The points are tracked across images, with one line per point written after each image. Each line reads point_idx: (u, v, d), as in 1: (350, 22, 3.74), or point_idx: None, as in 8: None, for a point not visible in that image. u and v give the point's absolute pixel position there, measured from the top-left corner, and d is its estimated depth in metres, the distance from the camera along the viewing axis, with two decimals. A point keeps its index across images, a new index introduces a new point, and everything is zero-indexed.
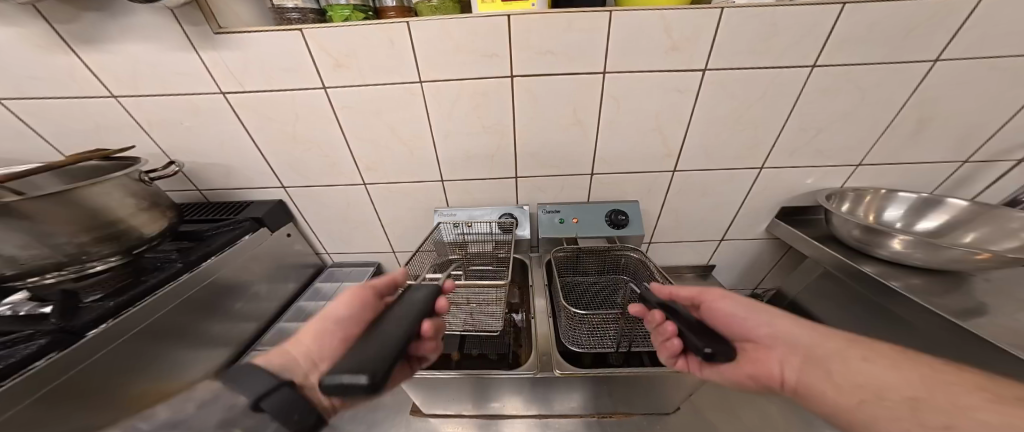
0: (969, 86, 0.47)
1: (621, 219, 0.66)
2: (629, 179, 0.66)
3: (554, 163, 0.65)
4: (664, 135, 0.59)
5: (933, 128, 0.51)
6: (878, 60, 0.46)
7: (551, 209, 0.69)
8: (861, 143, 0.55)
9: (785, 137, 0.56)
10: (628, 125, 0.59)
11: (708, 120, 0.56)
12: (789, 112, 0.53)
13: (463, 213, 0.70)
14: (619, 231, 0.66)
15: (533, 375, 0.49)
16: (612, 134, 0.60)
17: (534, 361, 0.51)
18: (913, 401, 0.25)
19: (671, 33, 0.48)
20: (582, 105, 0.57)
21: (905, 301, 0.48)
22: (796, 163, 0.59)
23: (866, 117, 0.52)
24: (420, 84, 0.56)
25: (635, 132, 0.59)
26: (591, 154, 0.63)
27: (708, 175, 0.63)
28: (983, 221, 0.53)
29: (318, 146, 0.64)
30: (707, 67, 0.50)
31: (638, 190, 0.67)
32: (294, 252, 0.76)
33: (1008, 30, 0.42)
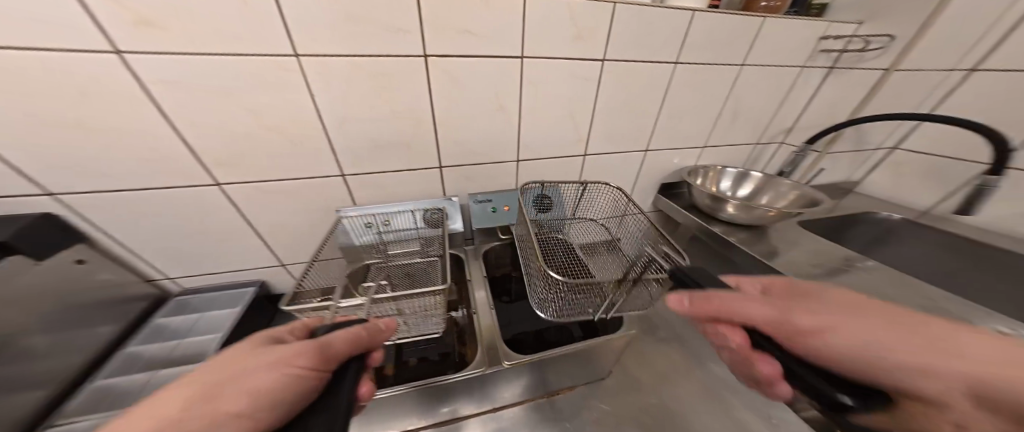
0: (759, 88, 0.68)
1: (547, 202, 0.69)
2: (550, 164, 0.69)
3: (477, 151, 0.62)
4: (576, 121, 0.64)
5: (742, 119, 0.73)
6: (712, 62, 0.62)
7: (482, 198, 0.66)
8: (706, 129, 0.73)
9: (661, 124, 0.69)
10: (544, 113, 0.61)
11: (608, 108, 0.64)
12: (662, 103, 0.66)
13: (378, 212, 0.60)
14: (545, 215, 0.70)
15: (483, 372, 0.46)
16: (533, 120, 0.62)
17: (482, 356, 0.48)
18: None
19: (577, 25, 0.53)
20: (502, 91, 0.57)
21: (739, 251, 0.64)
22: (668, 146, 0.74)
23: (706, 110, 0.69)
24: (296, 58, 0.44)
25: (552, 118, 0.63)
26: (514, 140, 0.63)
27: (611, 158, 0.72)
28: (768, 187, 0.77)
29: (123, 131, 0.42)
30: (605, 58, 0.57)
31: (557, 175, 0.72)
32: (100, 284, 0.51)
33: (776, 50, 0.63)
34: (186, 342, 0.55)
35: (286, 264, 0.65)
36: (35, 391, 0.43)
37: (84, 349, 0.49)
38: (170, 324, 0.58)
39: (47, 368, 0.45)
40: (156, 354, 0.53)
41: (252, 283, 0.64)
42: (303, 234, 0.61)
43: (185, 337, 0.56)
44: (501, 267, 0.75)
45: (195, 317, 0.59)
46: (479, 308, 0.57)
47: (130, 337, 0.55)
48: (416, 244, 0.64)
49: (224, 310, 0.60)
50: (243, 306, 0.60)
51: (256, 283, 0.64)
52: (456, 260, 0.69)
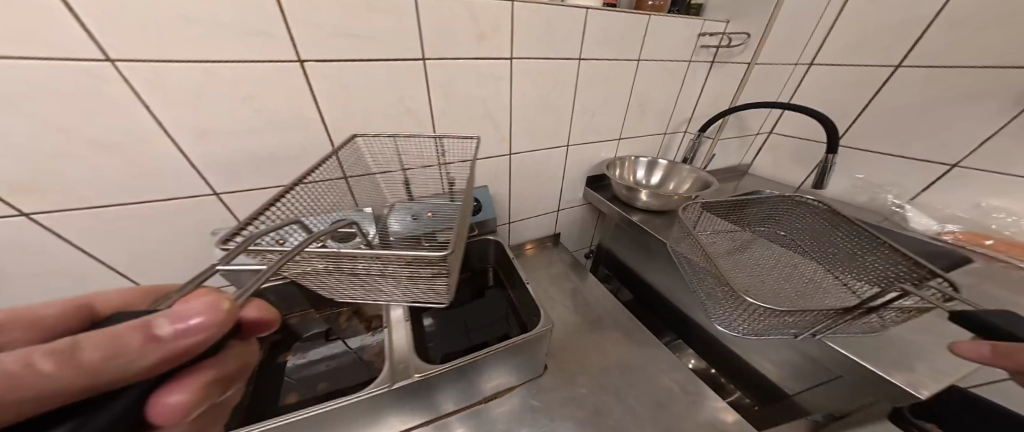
0: (659, 82, 0.74)
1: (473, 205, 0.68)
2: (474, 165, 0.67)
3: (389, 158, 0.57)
4: (494, 121, 0.63)
5: (650, 110, 0.79)
6: (614, 58, 0.66)
7: None
8: (619, 122, 0.77)
9: (577, 119, 0.72)
10: (453, 115, 0.58)
11: (524, 106, 0.64)
12: (574, 98, 0.68)
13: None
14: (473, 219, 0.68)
15: (387, 389, 0.42)
16: (447, 124, 0.59)
17: (386, 373, 0.44)
18: None
19: (478, 25, 0.51)
20: (407, 94, 0.53)
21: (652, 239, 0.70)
22: (588, 140, 0.77)
23: (617, 104, 0.73)
24: (114, 64, 0.35)
25: (467, 120, 0.60)
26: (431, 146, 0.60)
27: (535, 155, 0.73)
28: (672, 174, 0.83)
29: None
30: (512, 56, 0.57)
31: (484, 176, 0.70)
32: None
33: (667, 46, 0.68)
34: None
35: None
36: None
37: None
38: None
39: None
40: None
41: None
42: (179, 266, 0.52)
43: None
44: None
45: None
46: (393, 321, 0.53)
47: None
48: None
49: None
50: None
51: None
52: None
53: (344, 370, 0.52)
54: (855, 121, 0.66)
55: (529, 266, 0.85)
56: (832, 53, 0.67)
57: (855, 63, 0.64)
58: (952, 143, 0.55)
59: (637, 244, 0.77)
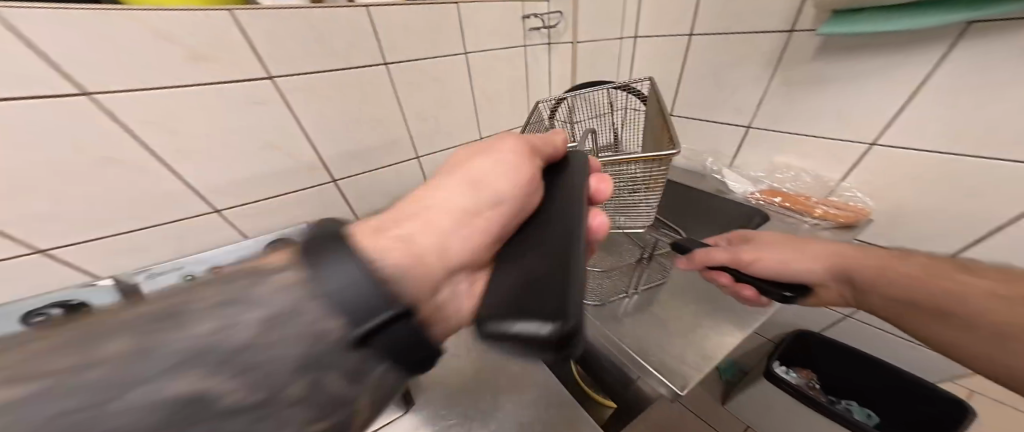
0: (494, 72, 0.66)
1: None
2: (279, 206, 0.49)
3: (103, 220, 0.38)
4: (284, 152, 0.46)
5: (499, 101, 0.71)
6: (429, 55, 0.55)
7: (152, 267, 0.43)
8: (470, 121, 0.68)
9: (413, 128, 0.59)
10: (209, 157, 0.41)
11: (322, 128, 0.47)
12: (398, 103, 0.54)
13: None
14: None
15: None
16: (199, 164, 0.40)
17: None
18: (999, 296, 0.25)
19: (184, 42, 0.34)
20: (105, 143, 0.35)
21: None
22: (439, 147, 0.65)
23: (458, 102, 0.64)
24: None
25: (234, 154, 0.42)
26: (182, 196, 0.41)
27: (374, 178, 0.58)
28: None
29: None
30: (273, 75, 0.40)
31: (305, 212, 0.52)
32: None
33: (488, 31, 0.61)
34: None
35: None
36: None
37: None
38: None
39: None
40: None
41: None
42: None
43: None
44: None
45: None
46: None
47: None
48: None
49: None
50: None
51: None
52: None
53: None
54: (676, 96, 0.68)
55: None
56: (647, 27, 0.68)
57: (665, 34, 0.65)
58: (742, 106, 0.57)
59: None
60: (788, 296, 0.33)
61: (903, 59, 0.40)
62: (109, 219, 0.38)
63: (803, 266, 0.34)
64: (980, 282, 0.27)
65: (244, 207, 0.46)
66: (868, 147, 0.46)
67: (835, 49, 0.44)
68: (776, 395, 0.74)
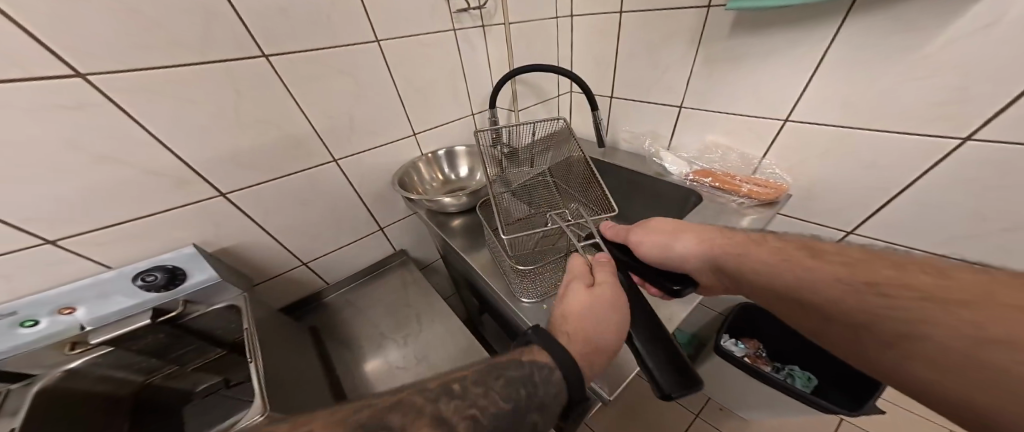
0: (418, 61, 0.59)
1: (151, 277, 0.42)
2: (151, 229, 0.42)
3: None
4: (141, 167, 0.38)
5: (431, 92, 0.64)
6: (327, 44, 0.48)
7: None
8: (396, 116, 0.61)
9: (321, 128, 0.52)
10: (16, 182, 0.32)
11: (187, 132, 0.40)
12: (294, 101, 0.47)
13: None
14: (174, 294, 0.44)
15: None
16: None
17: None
18: (876, 286, 0.21)
19: None
20: None
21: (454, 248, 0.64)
22: (361, 147, 0.59)
23: (378, 97, 0.57)
24: None
25: (56, 176, 0.34)
26: None
27: (279, 187, 0.51)
28: (472, 159, 0.73)
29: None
30: (84, 73, 0.32)
31: (191, 233, 0.45)
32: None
33: (403, 15, 0.54)
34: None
35: None
36: None
37: None
38: None
39: None
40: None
41: None
42: None
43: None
44: (162, 369, 0.51)
45: None
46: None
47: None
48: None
49: None
50: None
51: None
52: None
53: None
54: (615, 79, 0.65)
55: (329, 314, 0.70)
56: (581, 6, 0.64)
57: (596, 12, 0.61)
58: (673, 87, 0.56)
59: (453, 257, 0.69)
60: (677, 290, 0.33)
61: (806, 32, 0.39)
62: None
63: (678, 255, 0.34)
64: (818, 268, 0.25)
65: (95, 235, 0.38)
66: (782, 123, 0.46)
67: (747, 25, 0.43)
68: (724, 366, 0.77)
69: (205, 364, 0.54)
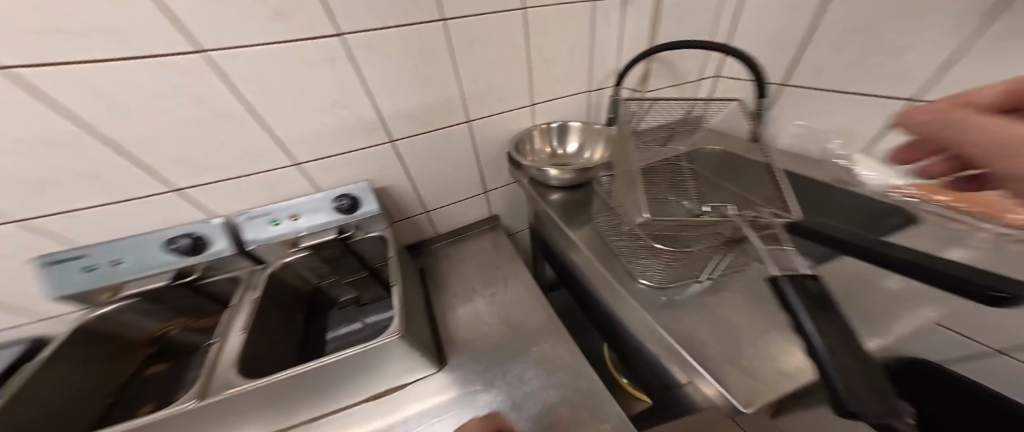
0: (556, 31, 0.58)
1: (344, 202, 0.54)
2: (341, 161, 0.53)
3: (212, 166, 0.46)
4: (354, 111, 0.49)
5: (561, 64, 0.63)
6: (487, 10, 0.50)
7: (254, 213, 0.51)
8: (525, 86, 0.63)
9: (467, 92, 0.57)
10: (288, 113, 0.46)
11: (384, 87, 0.49)
12: (454, 65, 0.53)
13: (99, 249, 0.46)
14: (352, 217, 0.55)
15: (196, 405, 0.37)
16: (276, 119, 0.46)
17: (204, 383, 0.38)
18: None
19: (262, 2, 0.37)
20: (205, 100, 0.41)
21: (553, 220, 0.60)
22: (491, 113, 0.63)
23: (516, 64, 0.59)
24: None
25: (303, 112, 0.46)
26: (267, 146, 0.47)
27: (425, 142, 0.59)
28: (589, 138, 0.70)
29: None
30: (341, 33, 0.42)
31: (366, 169, 0.56)
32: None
33: None
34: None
35: (37, 319, 0.53)
36: None
37: None
38: None
39: None
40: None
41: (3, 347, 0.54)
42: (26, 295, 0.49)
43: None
44: (325, 276, 0.64)
45: None
46: (234, 320, 0.47)
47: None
48: (172, 277, 0.50)
49: None
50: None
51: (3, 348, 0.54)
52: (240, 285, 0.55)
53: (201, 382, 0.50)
54: (804, 55, 0.52)
55: (433, 259, 0.79)
56: None
57: None
58: (910, 72, 0.40)
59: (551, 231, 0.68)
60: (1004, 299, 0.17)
61: None
62: (227, 164, 0.47)
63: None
64: None
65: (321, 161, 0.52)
66: None
67: None
68: None
69: (354, 280, 0.66)
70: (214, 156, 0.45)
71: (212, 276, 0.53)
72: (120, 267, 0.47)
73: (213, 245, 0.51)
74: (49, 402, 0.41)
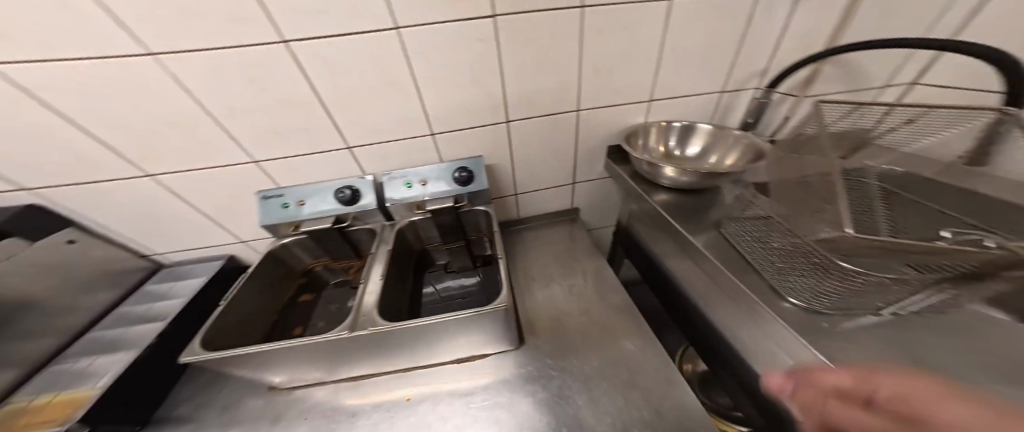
0: (698, 23, 0.54)
1: (463, 175, 0.68)
2: (469, 133, 0.69)
3: (385, 122, 0.62)
4: (483, 86, 0.62)
5: (696, 61, 0.59)
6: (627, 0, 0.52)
7: (394, 174, 0.67)
8: (648, 81, 0.62)
9: (586, 80, 0.62)
10: (445, 83, 0.60)
11: (516, 70, 0.60)
12: (579, 52, 0.58)
13: (294, 191, 0.62)
14: (466, 188, 0.69)
15: (347, 334, 0.46)
16: (434, 90, 0.60)
17: (354, 318, 0.48)
18: None
19: None
20: (397, 75, 0.57)
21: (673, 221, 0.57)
22: (603, 104, 0.66)
23: (644, 56, 0.58)
24: (157, 57, 0.44)
25: (454, 87, 0.61)
26: (422, 113, 0.63)
27: (536, 122, 0.68)
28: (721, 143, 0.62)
29: (37, 135, 0.49)
30: (496, 14, 0.53)
31: (480, 146, 0.71)
32: (94, 259, 0.64)
33: None
34: (159, 303, 0.66)
35: (246, 241, 0.74)
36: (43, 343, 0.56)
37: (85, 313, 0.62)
38: (156, 289, 0.71)
39: (54, 327, 0.58)
40: (137, 312, 0.65)
41: (221, 258, 0.77)
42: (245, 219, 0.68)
43: (161, 299, 0.67)
44: (432, 241, 0.75)
45: (173, 283, 0.72)
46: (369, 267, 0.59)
47: (128, 299, 0.69)
48: (333, 220, 0.63)
49: (199, 275, 0.72)
50: (209, 276, 0.71)
51: (223, 258, 0.76)
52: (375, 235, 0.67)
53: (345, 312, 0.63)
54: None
55: (517, 243, 0.85)
56: None
57: None
58: None
59: (653, 229, 0.66)
60: None
61: None
62: (393, 127, 0.63)
63: None
64: None
65: (451, 133, 0.68)
66: None
67: None
68: None
69: (451, 248, 0.76)
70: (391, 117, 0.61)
71: (359, 224, 0.66)
72: (303, 207, 0.62)
73: (364, 196, 0.64)
74: (243, 315, 0.55)
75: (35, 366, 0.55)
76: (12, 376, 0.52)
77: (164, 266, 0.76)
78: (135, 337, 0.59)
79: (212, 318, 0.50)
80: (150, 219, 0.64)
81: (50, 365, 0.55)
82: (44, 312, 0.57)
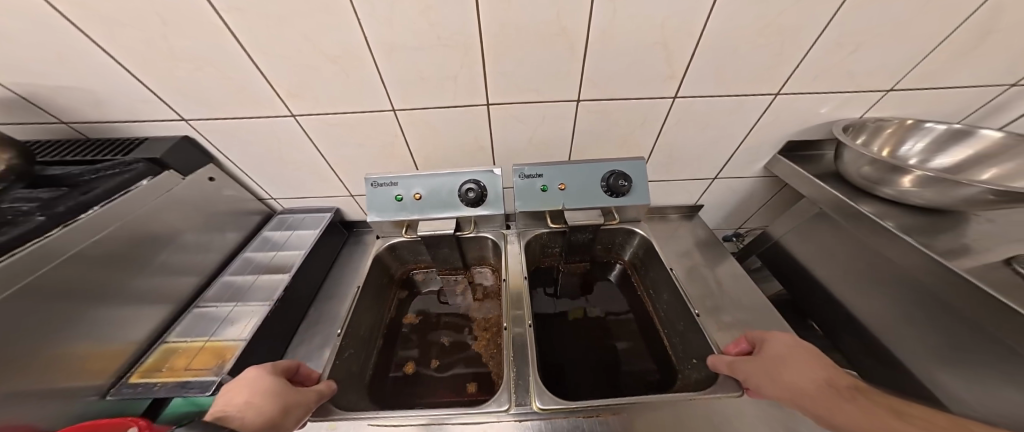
0: None
1: (621, 185, 0.59)
2: (622, 106, 0.56)
3: (534, 86, 0.52)
4: (669, 52, 0.48)
5: (994, 42, 0.44)
6: None
7: (529, 172, 0.59)
8: (901, 65, 0.48)
9: (815, 54, 0.47)
10: (623, 48, 0.47)
11: (723, 34, 0.45)
12: (833, 16, 0.43)
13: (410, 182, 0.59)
14: (617, 200, 0.60)
15: (505, 412, 0.43)
16: (605, 51, 0.48)
17: (509, 391, 0.45)
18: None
19: None
20: (574, 18, 0.44)
21: (898, 244, 0.49)
22: (815, 89, 0.52)
23: (922, 28, 0.44)
24: None
25: (633, 49, 0.47)
26: (579, 75, 0.51)
27: (712, 102, 0.55)
28: (1013, 155, 0.51)
29: (195, 61, 0.45)
30: None
31: (629, 120, 0.58)
32: (226, 199, 0.67)
33: None
34: (279, 254, 0.70)
35: (354, 195, 0.74)
36: (192, 277, 0.61)
37: (220, 248, 0.66)
38: (273, 237, 0.75)
39: (198, 261, 0.62)
40: (260, 262, 0.69)
41: (328, 210, 0.79)
42: (365, 170, 0.66)
43: (279, 251, 0.72)
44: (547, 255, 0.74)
45: (289, 233, 0.76)
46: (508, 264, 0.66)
47: (248, 243, 0.73)
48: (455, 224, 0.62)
49: (311, 228, 0.76)
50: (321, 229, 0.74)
51: (331, 210, 0.79)
52: (492, 245, 0.70)
53: (459, 349, 0.60)
54: None
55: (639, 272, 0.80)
56: None
57: None
58: None
59: (847, 242, 0.59)
60: None
61: None
62: (544, 90, 0.53)
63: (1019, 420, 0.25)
64: None
65: (597, 103, 0.55)
66: None
67: None
68: None
69: (569, 270, 0.74)
70: (549, 80, 0.51)
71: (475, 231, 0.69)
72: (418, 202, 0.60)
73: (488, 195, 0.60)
74: (355, 344, 0.55)
75: (182, 304, 0.59)
76: (166, 312, 0.56)
77: (275, 213, 0.80)
78: (267, 286, 0.64)
79: (330, 357, 0.49)
80: (282, 163, 0.64)
81: (194, 303, 0.60)
82: (193, 244, 0.61)
